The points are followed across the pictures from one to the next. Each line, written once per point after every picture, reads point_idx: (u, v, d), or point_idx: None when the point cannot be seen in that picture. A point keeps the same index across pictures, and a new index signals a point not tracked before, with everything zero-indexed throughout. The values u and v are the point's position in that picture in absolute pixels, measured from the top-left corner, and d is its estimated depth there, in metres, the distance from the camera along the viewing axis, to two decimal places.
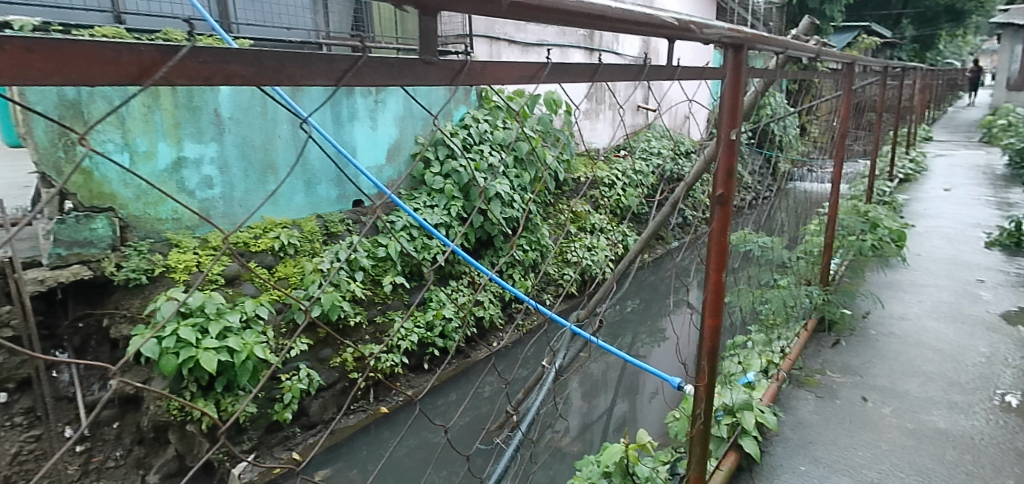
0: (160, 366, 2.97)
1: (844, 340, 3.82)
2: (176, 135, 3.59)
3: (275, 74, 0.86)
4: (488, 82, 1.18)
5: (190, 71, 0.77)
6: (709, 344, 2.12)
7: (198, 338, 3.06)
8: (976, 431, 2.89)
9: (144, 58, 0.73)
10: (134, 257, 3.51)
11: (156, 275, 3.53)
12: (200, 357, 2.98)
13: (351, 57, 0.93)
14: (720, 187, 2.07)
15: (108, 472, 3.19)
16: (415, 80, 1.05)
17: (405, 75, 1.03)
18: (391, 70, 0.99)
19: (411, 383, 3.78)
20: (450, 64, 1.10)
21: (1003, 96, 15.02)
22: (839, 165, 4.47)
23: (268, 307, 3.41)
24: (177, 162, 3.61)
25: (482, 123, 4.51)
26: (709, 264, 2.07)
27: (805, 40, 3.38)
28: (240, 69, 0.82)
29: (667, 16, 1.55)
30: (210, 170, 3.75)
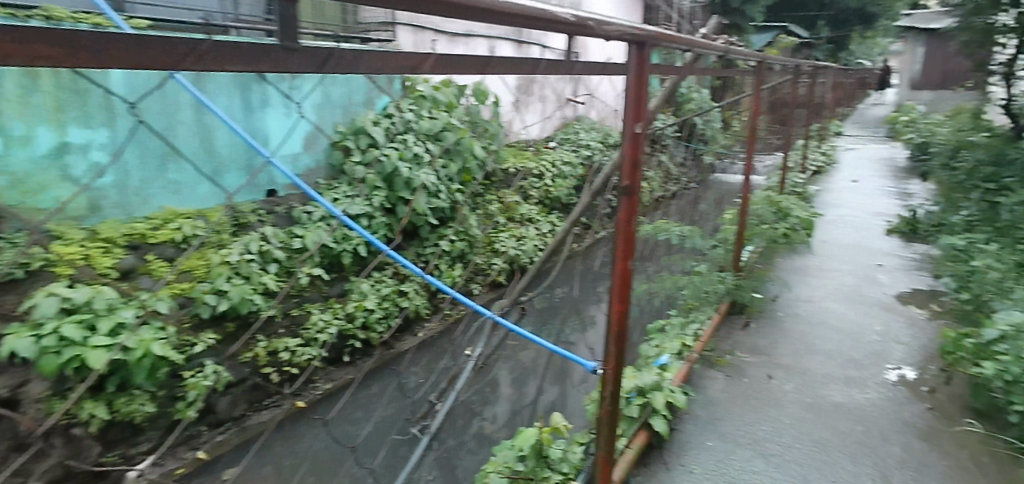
0: (38, 366, 2.83)
1: (754, 322, 4.06)
2: (59, 118, 3.38)
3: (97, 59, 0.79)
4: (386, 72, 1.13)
5: None
6: (617, 329, 2.17)
7: (84, 337, 2.94)
8: (868, 403, 3.12)
9: None
10: (7, 248, 3.15)
11: (34, 270, 3.12)
12: (87, 356, 2.88)
13: (191, 40, 0.86)
14: (627, 178, 2.08)
15: None
16: (276, 68, 0.96)
17: (263, 61, 0.94)
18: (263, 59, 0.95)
19: (329, 376, 3.77)
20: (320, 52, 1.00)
21: (908, 94, 16.11)
22: (750, 158, 4.69)
23: (167, 301, 3.15)
24: (61, 147, 3.38)
25: (407, 112, 4.37)
26: (616, 252, 2.12)
27: (713, 39, 3.51)
28: (48, 51, 0.74)
29: (562, 12, 1.57)
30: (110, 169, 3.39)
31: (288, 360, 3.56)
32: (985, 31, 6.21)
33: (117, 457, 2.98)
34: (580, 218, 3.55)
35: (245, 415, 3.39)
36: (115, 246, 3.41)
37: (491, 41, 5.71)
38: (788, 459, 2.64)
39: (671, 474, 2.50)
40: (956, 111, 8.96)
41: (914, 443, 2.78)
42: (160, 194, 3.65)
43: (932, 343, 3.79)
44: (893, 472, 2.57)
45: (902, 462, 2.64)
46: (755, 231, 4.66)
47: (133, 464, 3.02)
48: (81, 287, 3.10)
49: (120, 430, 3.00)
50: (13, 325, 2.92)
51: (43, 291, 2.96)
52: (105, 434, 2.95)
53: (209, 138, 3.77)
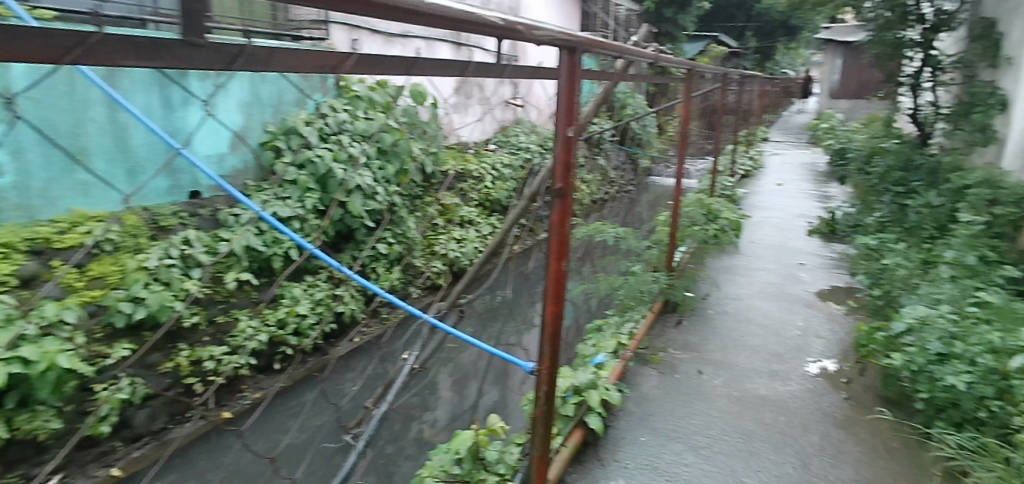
0: None
1: (685, 320, 4.20)
2: None
3: None
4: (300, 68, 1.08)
5: None
6: (551, 329, 2.19)
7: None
8: (790, 395, 3.28)
9: None
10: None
11: None
12: None
13: (83, 31, 0.80)
14: (559, 180, 2.11)
15: None
16: (178, 65, 0.91)
17: (164, 58, 0.88)
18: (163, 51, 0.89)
19: (259, 385, 3.60)
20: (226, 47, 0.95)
21: (827, 102, 17.07)
22: (681, 162, 4.84)
23: (76, 310, 2.99)
24: None
25: (341, 112, 4.26)
26: (550, 254, 2.14)
27: (644, 47, 3.61)
28: None
29: (491, 15, 1.57)
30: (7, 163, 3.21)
31: (213, 370, 3.39)
32: (895, 45, 6.63)
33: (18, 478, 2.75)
34: (518, 220, 3.57)
35: (166, 429, 3.21)
36: (14, 251, 3.17)
37: (428, 42, 5.66)
38: (716, 451, 2.74)
39: (606, 470, 2.55)
40: (869, 119, 9.57)
41: (831, 432, 2.94)
42: (72, 197, 3.50)
43: (847, 337, 4.03)
44: (812, 460, 2.70)
45: (821, 451, 2.78)
46: (687, 232, 4.81)
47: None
48: None
49: (22, 449, 2.78)
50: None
51: None
52: (5, 455, 2.73)
53: (125, 138, 3.58)
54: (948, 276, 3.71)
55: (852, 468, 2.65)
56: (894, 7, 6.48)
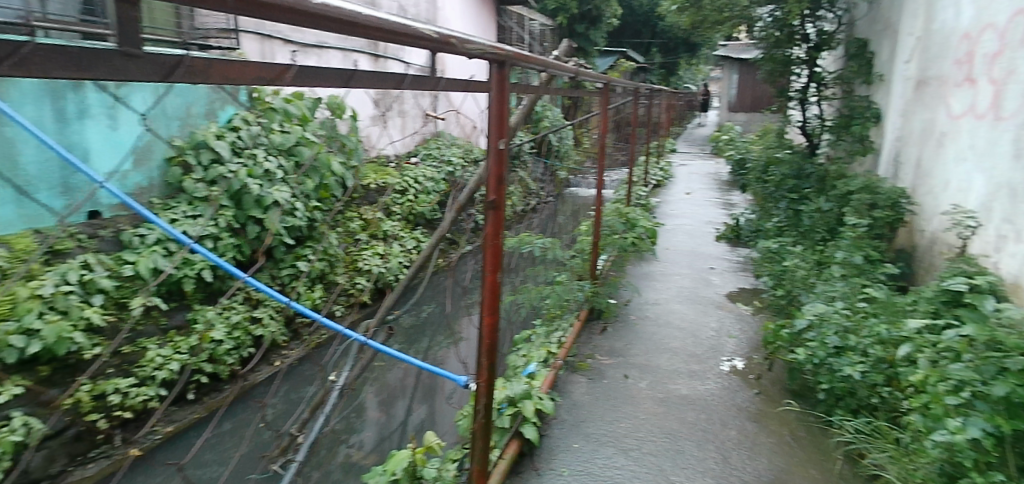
0: None
1: (610, 327, 4.32)
2: None
3: None
4: (245, 79, 1.03)
5: None
6: (488, 341, 2.17)
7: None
8: (709, 393, 3.46)
9: None
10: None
11: None
12: None
13: (15, 40, 0.75)
14: (492, 193, 2.12)
15: None
16: (109, 76, 0.85)
17: (101, 68, 0.83)
18: (78, 61, 0.80)
19: (171, 417, 3.23)
20: (162, 58, 0.89)
21: (726, 115, 18.21)
22: (602, 173, 5.01)
23: None
24: None
25: (254, 125, 4.05)
26: (486, 266, 2.14)
27: (564, 60, 3.70)
28: None
29: (426, 28, 1.58)
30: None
31: (120, 403, 3.00)
32: (784, 62, 7.22)
33: None
34: (445, 236, 3.57)
35: (64, 472, 2.76)
36: None
37: (345, 53, 5.48)
38: (644, 452, 2.84)
39: (542, 479, 2.58)
40: (764, 132, 10.32)
41: (746, 425, 3.13)
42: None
43: (756, 335, 4.31)
44: (731, 453, 2.87)
45: (738, 444, 2.96)
46: (608, 241, 4.96)
47: None
48: None
49: None
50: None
51: None
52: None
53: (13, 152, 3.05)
54: (840, 274, 4.07)
55: (767, 458, 2.83)
56: (783, 26, 7.03)
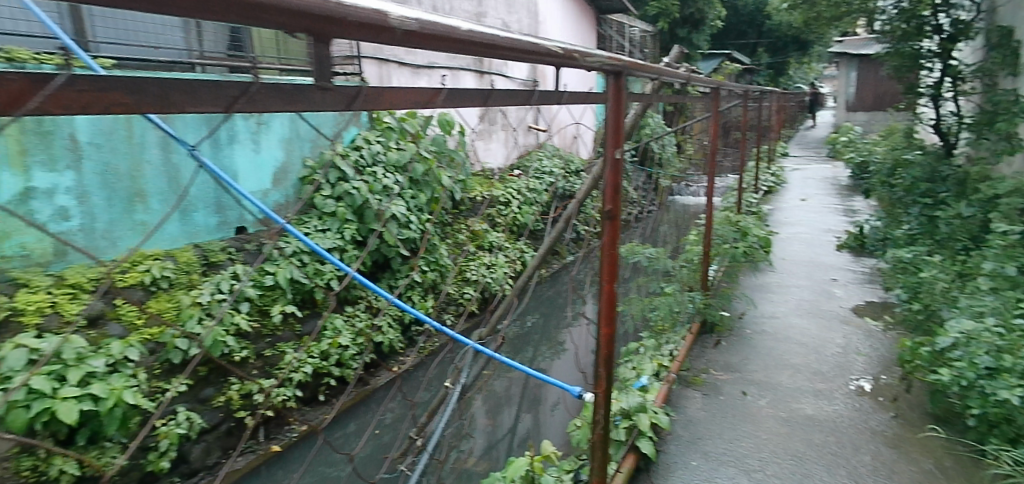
0: (5, 423, 2.35)
1: (724, 341, 4.12)
2: (22, 163, 2.79)
3: (160, 103, 0.80)
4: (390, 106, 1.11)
5: (70, 100, 0.73)
6: (605, 352, 2.07)
7: (55, 388, 2.47)
8: (837, 414, 3.21)
9: (14, 85, 0.68)
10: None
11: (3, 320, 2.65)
12: (58, 408, 2.40)
13: (243, 83, 0.87)
14: (608, 203, 2.05)
15: None
16: (309, 107, 0.97)
17: (302, 101, 0.95)
18: (284, 96, 0.92)
19: (306, 417, 3.49)
20: (347, 90, 1.01)
21: (844, 115, 16.95)
22: (712, 180, 4.83)
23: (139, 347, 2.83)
24: (24, 193, 2.80)
25: (375, 144, 4.37)
26: (603, 277, 2.03)
27: (676, 66, 3.62)
28: (119, 97, 0.76)
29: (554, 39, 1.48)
30: (66, 177, 2.93)
31: (263, 402, 3.27)
32: (913, 56, 6.61)
33: None
34: (552, 248, 3.58)
35: (219, 463, 3.06)
36: (81, 294, 2.89)
37: (453, 72, 5.69)
38: (769, 474, 2.68)
39: None
40: (890, 132, 9.51)
41: (883, 451, 2.88)
42: (131, 236, 3.20)
43: (889, 353, 3.95)
44: (866, 480, 2.65)
45: (874, 471, 2.72)
46: (719, 251, 4.78)
47: None
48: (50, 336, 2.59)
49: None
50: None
51: (14, 343, 2.47)
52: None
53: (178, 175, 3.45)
54: (989, 288, 3.65)
55: None
56: (910, 18, 6.47)
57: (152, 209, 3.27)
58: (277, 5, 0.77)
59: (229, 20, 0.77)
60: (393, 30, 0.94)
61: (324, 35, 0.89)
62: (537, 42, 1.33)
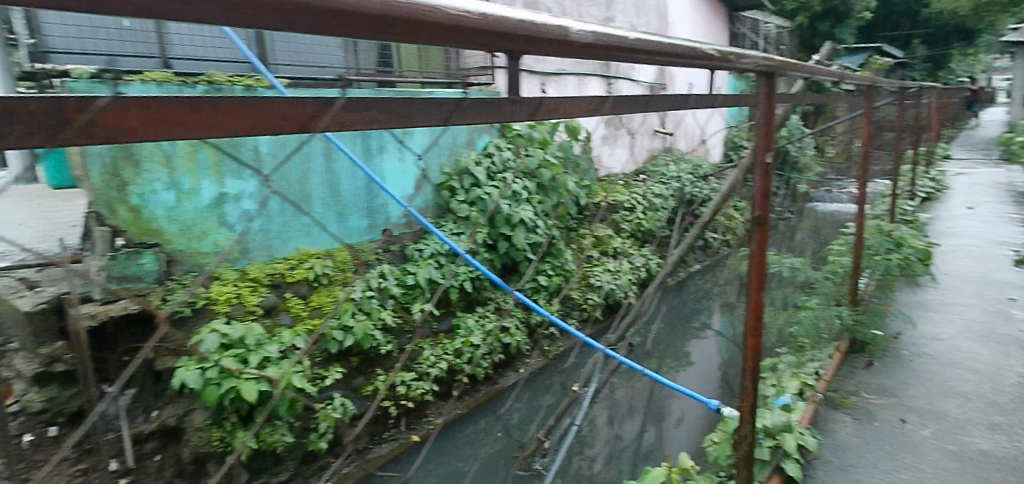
0: (203, 397, 2.76)
1: (878, 362, 3.73)
2: (219, 171, 3.25)
3: (401, 119, 0.89)
4: (565, 115, 1.15)
5: (346, 119, 0.83)
6: (752, 364, 1.95)
7: (240, 369, 2.80)
8: (1020, 453, 2.80)
9: (308, 108, 0.78)
10: (179, 290, 2.95)
11: (200, 307, 3.05)
12: (242, 387, 2.75)
13: (455, 99, 0.95)
14: (758, 208, 1.90)
15: None
16: (506, 120, 1.05)
17: (494, 114, 1.02)
18: (488, 108, 1.00)
19: (440, 411, 3.68)
20: (531, 100, 1.08)
21: (1021, 112, 14.79)
22: (863, 185, 4.44)
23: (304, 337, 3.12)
24: (220, 198, 3.25)
25: (505, 151, 4.54)
26: (750, 285, 1.91)
27: (827, 64, 3.38)
28: (377, 115, 0.86)
29: (710, 47, 1.33)
30: (249, 184, 3.40)
31: (405, 394, 3.47)
32: None
33: None
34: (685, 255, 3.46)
35: (367, 448, 3.32)
36: (260, 286, 3.28)
37: (580, 78, 5.71)
38: None
39: None
40: None
41: None
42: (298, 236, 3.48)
43: None
44: None
45: None
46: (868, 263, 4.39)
47: None
48: (236, 323, 2.95)
49: (264, 459, 2.93)
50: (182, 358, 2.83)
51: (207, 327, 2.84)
52: (251, 463, 2.90)
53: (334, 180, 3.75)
54: None
55: None
56: None
57: (314, 212, 3.62)
58: (485, 26, 0.84)
59: (448, 44, 0.84)
60: (573, 44, 0.98)
61: (518, 52, 0.95)
62: (701, 45, 1.30)
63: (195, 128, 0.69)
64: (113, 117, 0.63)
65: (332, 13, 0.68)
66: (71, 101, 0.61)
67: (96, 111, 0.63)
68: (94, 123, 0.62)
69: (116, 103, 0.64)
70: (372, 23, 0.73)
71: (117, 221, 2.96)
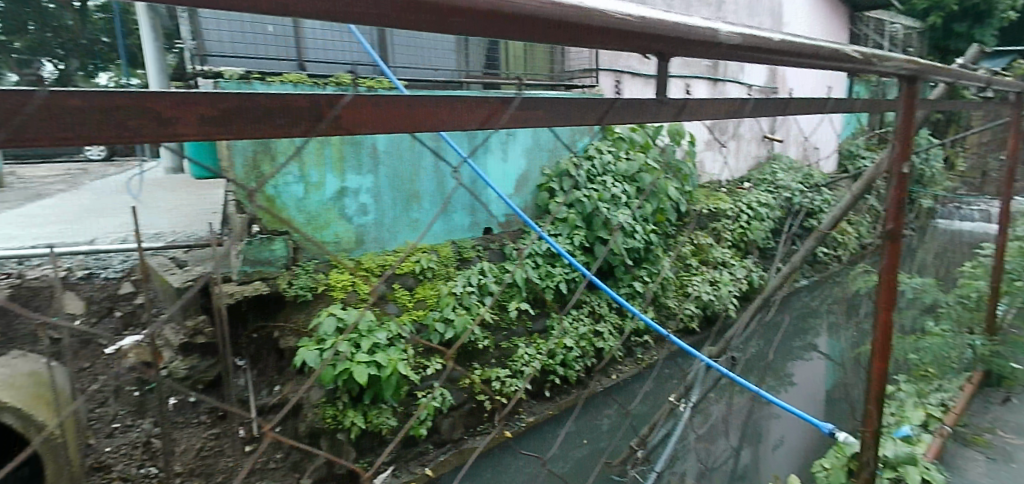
0: (320, 376, 2.92)
1: (1018, 399, 3.30)
2: (341, 167, 3.46)
3: (563, 119, 1.00)
4: (704, 118, 1.19)
5: (522, 115, 0.95)
6: (876, 387, 1.79)
7: (353, 353, 3.00)
8: None
9: (490, 107, 0.90)
10: (302, 275, 3.29)
11: (320, 293, 3.28)
12: (354, 370, 2.92)
13: (609, 99, 1.04)
14: (890, 221, 1.74)
15: (269, 472, 2.98)
16: (650, 119, 1.12)
17: (636, 116, 1.09)
18: (637, 109, 1.08)
19: (533, 410, 3.70)
20: (676, 102, 1.13)
21: None
22: (1006, 201, 3.99)
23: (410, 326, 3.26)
24: (341, 192, 3.47)
25: (606, 154, 4.45)
26: (877, 304, 1.77)
27: (972, 67, 3.07)
28: (541, 115, 0.97)
29: (851, 50, 1.23)
30: (367, 180, 3.57)
31: (500, 389, 3.53)
32: None
33: (366, 465, 3.04)
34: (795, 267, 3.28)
35: (462, 438, 3.40)
36: (371, 275, 3.44)
37: (685, 81, 5.56)
38: None
39: None
40: None
41: None
42: (406, 231, 3.75)
43: None
44: None
45: None
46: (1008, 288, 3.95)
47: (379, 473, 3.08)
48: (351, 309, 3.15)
49: (369, 439, 3.08)
50: (302, 338, 3.02)
51: (326, 310, 3.04)
52: (358, 442, 3.05)
53: (442, 177, 3.84)
54: None
55: None
56: None
57: (423, 208, 3.79)
58: (647, 30, 0.86)
59: (607, 46, 0.88)
60: (720, 46, 0.97)
61: (665, 54, 0.96)
62: (843, 48, 1.23)
63: (409, 124, 0.83)
64: (354, 112, 0.76)
65: (530, 28, 0.76)
66: (324, 99, 0.75)
67: (340, 106, 0.76)
68: (339, 118, 0.76)
69: (357, 101, 0.77)
70: (553, 28, 0.78)
71: (253, 211, 3.20)
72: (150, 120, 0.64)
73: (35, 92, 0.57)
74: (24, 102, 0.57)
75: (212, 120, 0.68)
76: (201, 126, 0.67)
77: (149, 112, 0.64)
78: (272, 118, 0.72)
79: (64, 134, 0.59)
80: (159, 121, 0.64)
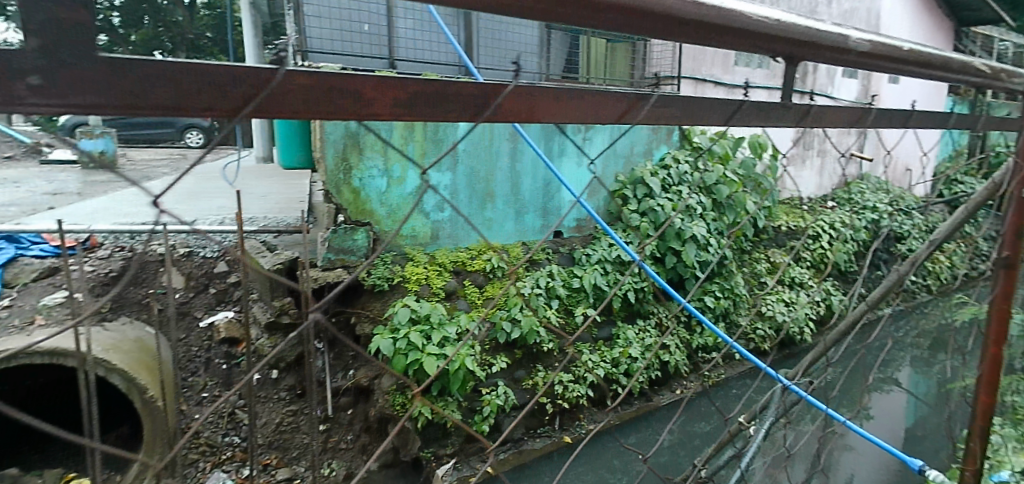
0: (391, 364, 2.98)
1: None
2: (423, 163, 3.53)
3: (690, 117, 0.99)
4: (824, 127, 1.15)
5: (652, 113, 0.95)
6: (981, 424, 1.61)
7: (423, 344, 3.04)
8: None
9: (627, 101, 0.91)
10: (381, 266, 3.38)
11: (395, 284, 3.37)
12: (424, 361, 2.95)
13: (737, 100, 1.03)
14: (1007, 247, 1.60)
15: (339, 453, 3.09)
16: (774, 124, 1.08)
17: (756, 120, 1.06)
18: (763, 113, 1.06)
19: (594, 418, 3.65)
20: (800, 107, 1.09)
21: None
22: None
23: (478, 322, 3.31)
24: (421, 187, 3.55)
25: (682, 164, 4.39)
26: (989, 335, 1.61)
27: None
28: (670, 113, 0.97)
29: (981, 63, 1.16)
30: (446, 177, 3.63)
31: (562, 393, 3.51)
32: None
33: (430, 454, 3.10)
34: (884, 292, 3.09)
35: (522, 439, 3.42)
36: (444, 271, 3.51)
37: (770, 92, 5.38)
38: None
39: None
40: None
41: None
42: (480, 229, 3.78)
43: None
44: None
45: None
46: None
47: (442, 465, 3.11)
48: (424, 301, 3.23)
49: (434, 430, 3.15)
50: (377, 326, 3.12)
51: (401, 301, 3.14)
52: (424, 432, 3.12)
53: (518, 179, 3.87)
54: None
55: None
56: None
57: (496, 208, 3.83)
58: (786, 35, 0.85)
59: (742, 50, 0.86)
60: (848, 53, 0.94)
61: (795, 59, 0.93)
62: (973, 60, 1.15)
63: (555, 114, 0.86)
64: (515, 103, 0.81)
65: (686, 26, 0.76)
66: (489, 88, 0.80)
67: (503, 95, 0.80)
68: (501, 107, 0.81)
69: (518, 91, 0.81)
70: (697, 29, 0.78)
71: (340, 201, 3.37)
72: (355, 99, 0.71)
73: (275, 72, 0.66)
74: (266, 78, 0.66)
75: (402, 103, 0.74)
76: (392, 109, 0.74)
77: (355, 92, 0.71)
78: (446, 103, 0.77)
79: (296, 108, 0.68)
80: (362, 100, 0.71)
